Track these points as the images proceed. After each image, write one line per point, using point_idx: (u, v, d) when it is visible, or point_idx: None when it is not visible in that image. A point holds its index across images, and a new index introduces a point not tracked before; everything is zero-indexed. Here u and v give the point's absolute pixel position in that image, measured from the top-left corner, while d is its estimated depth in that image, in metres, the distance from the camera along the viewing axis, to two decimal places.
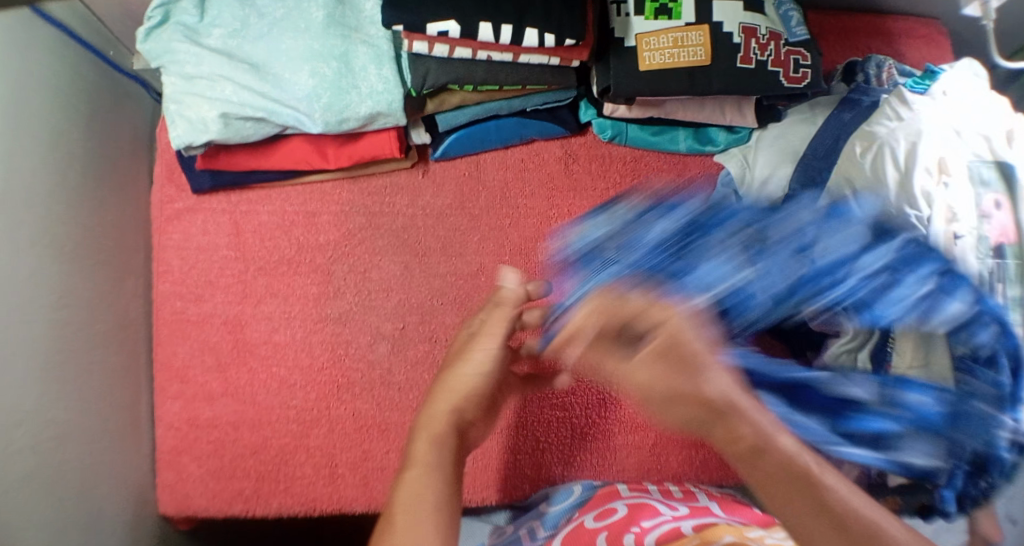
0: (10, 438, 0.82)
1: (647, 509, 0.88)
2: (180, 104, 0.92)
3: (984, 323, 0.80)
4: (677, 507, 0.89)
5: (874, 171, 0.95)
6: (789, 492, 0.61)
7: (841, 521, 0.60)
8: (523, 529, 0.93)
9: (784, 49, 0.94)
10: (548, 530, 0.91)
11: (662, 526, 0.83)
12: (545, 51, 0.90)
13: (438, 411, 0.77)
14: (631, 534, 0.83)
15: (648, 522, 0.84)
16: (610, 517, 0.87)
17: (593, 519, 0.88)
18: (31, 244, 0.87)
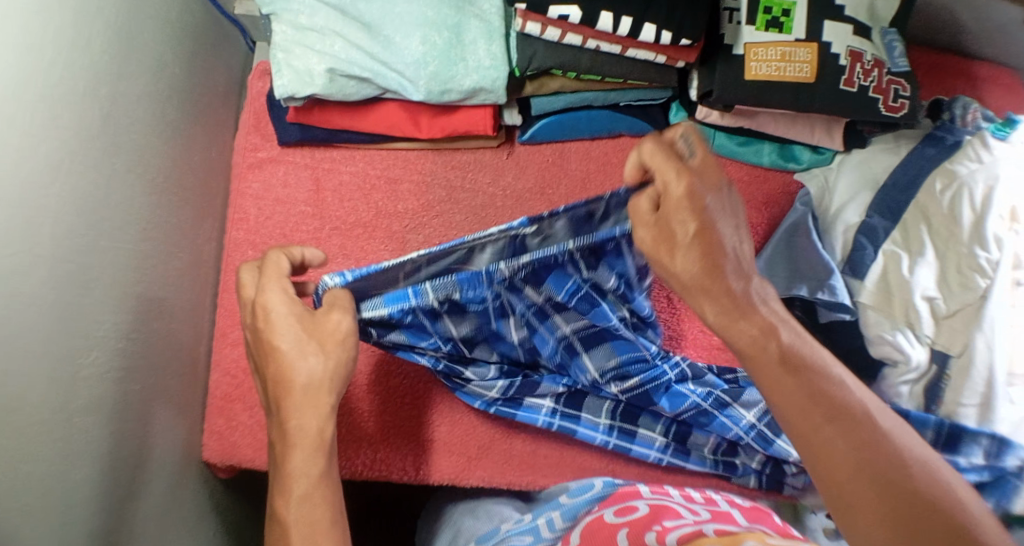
0: (82, 364, 0.81)
1: (668, 511, 0.86)
2: (288, 54, 0.91)
3: (975, 443, 0.93)
4: (700, 513, 0.87)
5: (951, 209, 0.98)
6: (849, 431, 0.74)
7: (896, 473, 0.72)
8: (542, 518, 0.92)
9: (886, 77, 0.95)
10: (566, 522, 0.91)
11: (683, 527, 0.81)
12: (654, 48, 0.92)
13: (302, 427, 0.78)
14: (652, 533, 0.81)
15: (670, 522, 0.83)
16: (631, 514, 0.87)
17: (614, 514, 0.87)
18: (126, 171, 0.87)
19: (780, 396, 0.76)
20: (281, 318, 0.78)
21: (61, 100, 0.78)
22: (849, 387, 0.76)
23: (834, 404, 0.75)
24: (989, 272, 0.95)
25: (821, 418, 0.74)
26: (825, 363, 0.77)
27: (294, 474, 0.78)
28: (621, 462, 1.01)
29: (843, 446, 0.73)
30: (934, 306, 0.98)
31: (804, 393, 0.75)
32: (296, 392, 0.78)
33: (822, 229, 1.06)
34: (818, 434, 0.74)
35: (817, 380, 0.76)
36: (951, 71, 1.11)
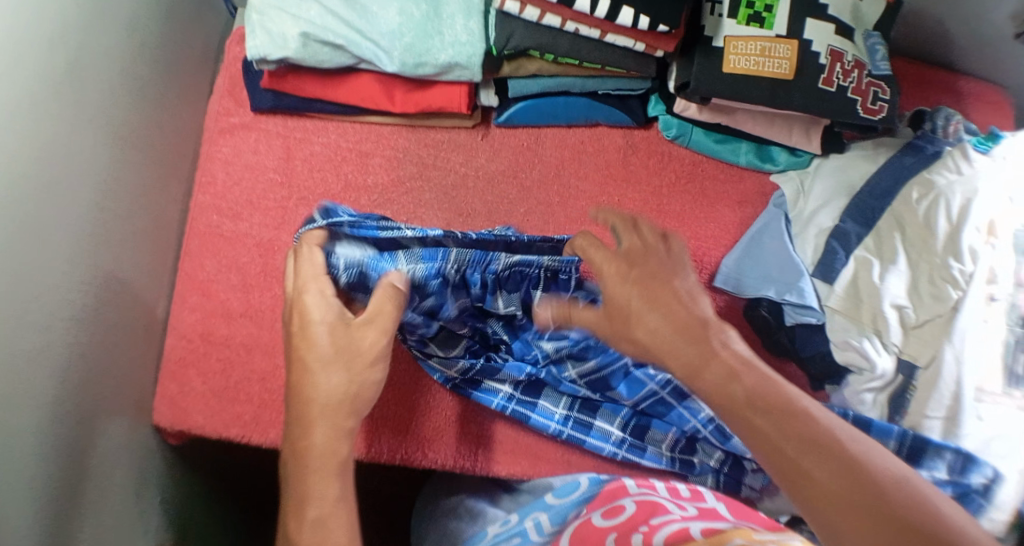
0: (27, 310, 0.80)
1: (656, 508, 0.85)
2: (262, 16, 0.91)
3: (939, 455, 0.91)
4: (685, 507, 0.86)
5: (927, 219, 0.96)
6: (808, 457, 0.69)
7: (870, 497, 0.67)
8: (530, 521, 0.92)
9: (866, 80, 0.94)
10: (555, 526, 0.90)
11: (669, 526, 0.79)
12: (633, 34, 0.91)
13: (318, 431, 0.79)
14: (638, 534, 0.80)
15: (657, 520, 0.82)
16: (618, 515, 0.85)
17: (601, 517, 0.86)
18: (89, 120, 0.86)
19: (754, 434, 0.72)
20: (308, 327, 0.83)
21: (24, 39, 0.77)
22: (822, 420, 0.72)
23: (808, 438, 0.70)
24: (962, 284, 0.94)
25: (795, 455, 0.70)
26: (794, 396, 0.73)
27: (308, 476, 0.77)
28: (576, 454, 0.99)
29: (824, 478, 0.68)
30: (902, 314, 0.96)
31: (777, 429, 0.71)
32: (332, 400, 0.80)
33: (795, 231, 1.04)
34: (795, 470, 0.69)
35: (788, 414, 0.72)
36: (935, 84, 1.10)
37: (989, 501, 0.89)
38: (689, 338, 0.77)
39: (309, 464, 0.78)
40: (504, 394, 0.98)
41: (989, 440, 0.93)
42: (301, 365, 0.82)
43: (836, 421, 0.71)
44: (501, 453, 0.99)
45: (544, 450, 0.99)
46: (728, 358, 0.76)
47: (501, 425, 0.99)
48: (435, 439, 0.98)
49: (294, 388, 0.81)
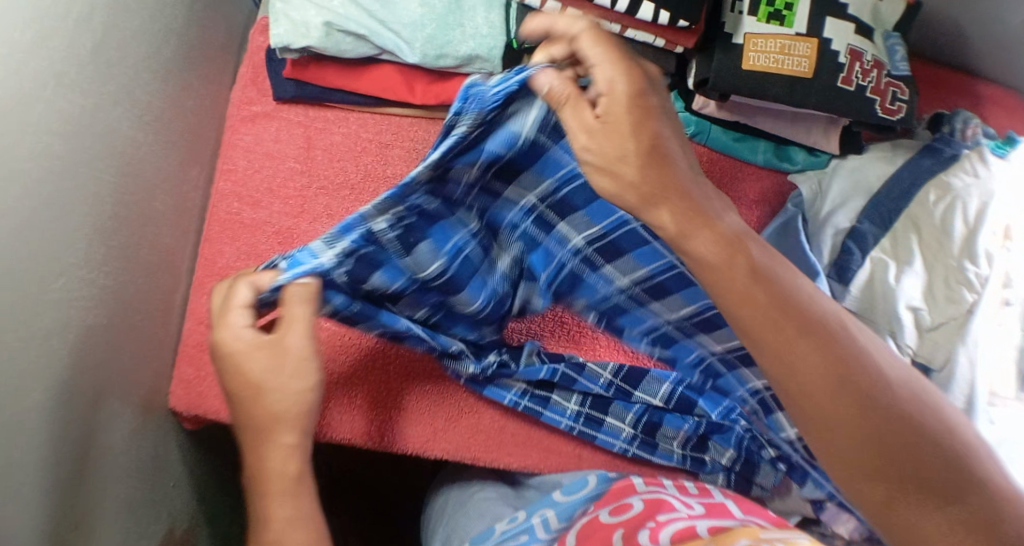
0: (47, 286, 0.81)
1: (663, 505, 0.86)
2: (287, 4, 0.92)
3: None
4: (693, 505, 0.86)
5: (943, 221, 0.97)
6: (815, 351, 0.72)
7: (875, 399, 0.71)
8: (537, 516, 0.92)
9: (884, 79, 0.95)
10: (563, 523, 0.90)
11: (677, 522, 0.80)
12: (652, 29, 0.92)
13: (269, 455, 0.76)
14: (645, 531, 0.81)
15: (663, 517, 0.82)
16: (626, 512, 0.86)
17: (608, 514, 0.87)
18: (114, 102, 0.87)
19: (745, 311, 0.72)
20: (244, 354, 0.75)
21: (52, 20, 0.79)
22: (803, 294, 0.74)
23: (817, 335, 0.72)
24: (977, 287, 0.94)
25: (789, 332, 0.72)
26: (775, 268, 0.74)
27: (279, 503, 0.76)
28: (587, 449, 0.99)
29: (812, 356, 0.71)
30: (917, 317, 0.96)
31: (770, 307, 0.72)
32: (285, 418, 0.77)
33: (810, 230, 1.04)
34: (803, 368, 0.71)
35: (776, 292, 0.73)
36: (954, 88, 1.09)
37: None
38: (689, 218, 0.72)
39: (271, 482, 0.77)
40: (515, 391, 0.98)
41: (1000, 444, 0.94)
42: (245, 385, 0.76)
43: (812, 297, 0.74)
44: (512, 447, 0.99)
45: (553, 445, 0.99)
46: (721, 224, 0.73)
47: (510, 420, 0.99)
48: (446, 431, 0.98)
49: (242, 406, 0.76)
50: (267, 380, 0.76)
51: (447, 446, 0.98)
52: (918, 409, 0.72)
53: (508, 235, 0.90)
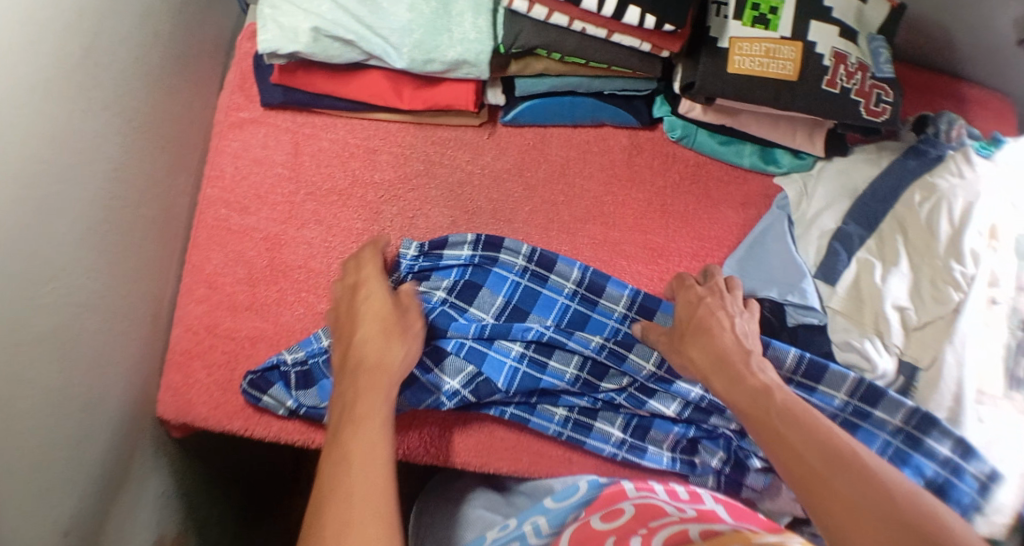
0: (35, 293, 0.80)
1: (654, 511, 0.85)
2: (275, 10, 0.92)
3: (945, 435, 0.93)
4: (685, 509, 0.87)
5: (929, 221, 0.98)
6: (833, 472, 0.78)
7: (896, 523, 0.74)
8: (529, 524, 0.93)
9: (869, 82, 0.96)
10: (555, 528, 0.91)
11: (669, 527, 0.81)
12: (638, 34, 0.93)
13: (354, 438, 0.81)
14: (637, 537, 0.81)
15: (656, 522, 0.83)
16: (618, 518, 0.85)
17: (600, 520, 0.86)
18: (102, 108, 0.87)
19: (774, 443, 0.82)
20: (376, 341, 0.89)
21: (40, 25, 0.79)
22: (826, 426, 0.82)
23: (832, 456, 0.79)
24: (964, 286, 0.95)
25: (812, 463, 0.79)
26: (796, 407, 0.84)
27: (356, 476, 0.78)
28: (577, 452, 0.99)
29: (838, 483, 0.77)
30: (904, 316, 0.97)
31: (800, 436, 0.81)
32: (383, 371, 0.87)
33: (797, 231, 1.04)
34: (822, 484, 0.77)
35: (790, 417, 0.83)
36: (937, 90, 1.11)
37: (989, 500, 0.91)
38: (723, 375, 0.88)
39: (357, 465, 0.79)
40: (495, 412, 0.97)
41: (984, 441, 0.95)
42: (368, 362, 0.87)
43: (836, 429, 0.82)
44: (502, 455, 0.99)
45: (543, 452, 0.99)
46: (752, 376, 0.87)
47: (500, 430, 0.99)
48: (435, 440, 0.98)
49: (354, 379, 0.86)
50: (384, 346, 0.89)
51: (438, 456, 0.98)
52: (931, 521, 0.75)
53: (433, 286, 1.00)
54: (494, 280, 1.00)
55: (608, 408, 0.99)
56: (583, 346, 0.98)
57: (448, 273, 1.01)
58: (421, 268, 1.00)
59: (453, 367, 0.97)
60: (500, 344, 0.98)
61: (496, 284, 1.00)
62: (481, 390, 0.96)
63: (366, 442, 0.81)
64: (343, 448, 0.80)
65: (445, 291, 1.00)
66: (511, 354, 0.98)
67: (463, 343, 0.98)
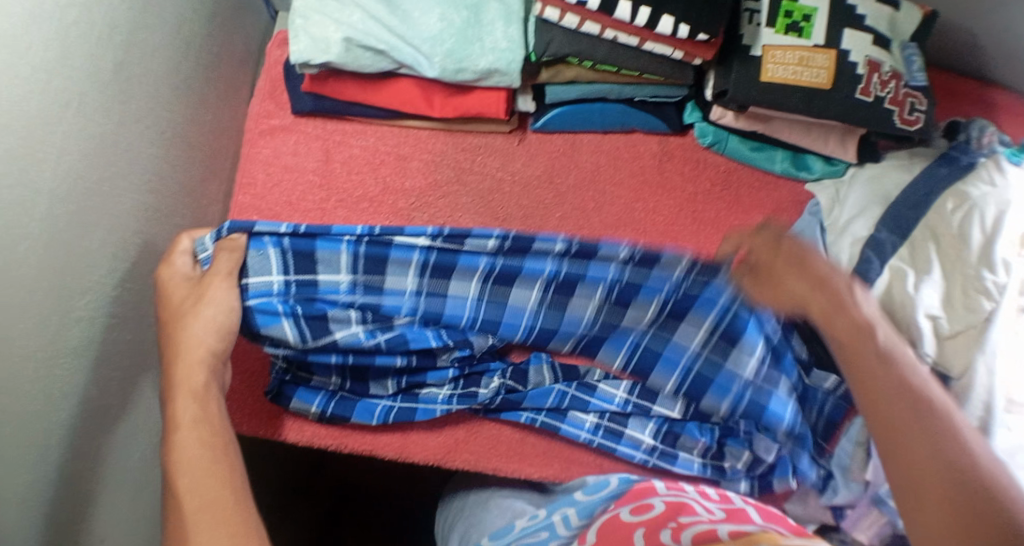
0: (73, 306, 0.81)
1: (684, 508, 0.85)
2: (306, 20, 0.92)
3: None
4: (715, 510, 0.86)
5: (961, 229, 0.97)
6: (910, 418, 0.78)
7: (963, 480, 0.74)
8: (557, 514, 0.93)
9: (903, 90, 0.95)
10: (583, 520, 0.91)
11: (698, 525, 0.80)
12: (670, 42, 0.92)
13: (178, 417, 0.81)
14: (667, 531, 0.80)
15: (685, 519, 0.82)
16: (647, 512, 0.85)
17: (628, 512, 0.86)
18: (136, 120, 0.88)
19: (862, 374, 0.82)
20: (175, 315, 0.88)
21: (79, 38, 0.79)
22: (921, 377, 0.80)
23: (916, 405, 0.78)
24: (995, 295, 0.95)
25: (894, 401, 0.79)
26: (891, 351, 0.82)
27: (185, 485, 0.76)
28: (609, 457, 0.99)
29: (910, 431, 0.77)
30: (936, 324, 0.96)
31: (890, 382, 0.80)
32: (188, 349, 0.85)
33: (829, 238, 1.04)
34: (898, 428, 0.78)
35: (887, 358, 0.81)
36: (970, 95, 1.09)
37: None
38: (827, 300, 0.86)
39: (181, 454, 0.78)
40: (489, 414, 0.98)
41: (1013, 453, 0.93)
42: (180, 335, 0.86)
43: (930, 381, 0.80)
44: (532, 458, 0.98)
45: (575, 458, 0.99)
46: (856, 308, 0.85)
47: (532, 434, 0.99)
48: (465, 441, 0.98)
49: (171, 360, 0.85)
50: (190, 308, 0.88)
51: (468, 459, 0.97)
52: (1004, 485, 0.74)
53: (263, 275, 0.93)
54: (397, 252, 0.96)
55: (641, 410, 1.00)
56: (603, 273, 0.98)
57: (336, 242, 0.95)
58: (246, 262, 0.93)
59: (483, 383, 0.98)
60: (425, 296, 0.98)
61: (399, 251, 0.96)
62: (482, 364, 0.99)
63: (199, 439, 0.79)
64: (172, 451, 0.78)
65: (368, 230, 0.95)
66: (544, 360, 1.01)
67: (421, 292, 0.98)
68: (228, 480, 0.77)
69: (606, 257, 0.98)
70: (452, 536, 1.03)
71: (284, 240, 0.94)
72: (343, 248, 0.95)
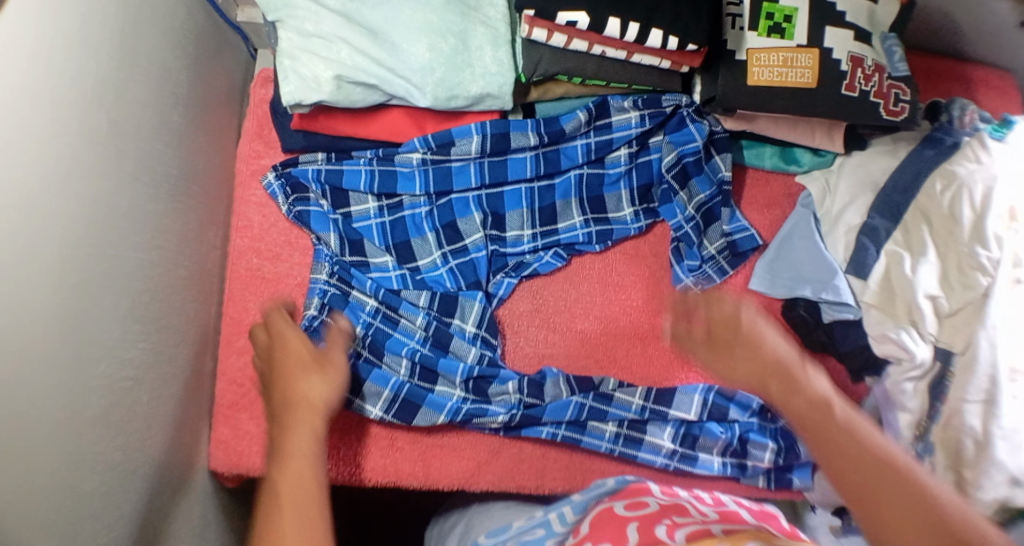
0: (90, 375, 0.79)
1: (679, 508, 0.84)
2: (294, 60, 0.91)
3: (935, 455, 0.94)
4: (709, 510, 0.84)
5: (951, 209, 0.96)
6: (857, 463, 0.73)
7: (927, 518, 0.69)
8: (552, 512, 0.91)
9: (886, 82, 0.97)
10: (577, 514, 0.89)
11: (691, 526, 0.79)
12: (658, 54, 0.94)
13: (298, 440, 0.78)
14: (662, 530, 0.79)
15: (679, 519, 0.81)
16: (642, 508, 0.84)
17: (623, 507, 0.85)
18: (132, 178, 0.86)
19: (800, 418, 0.77)
20: (293, 372, 0.83)
21: (71, 102, 0.78)
22: (873, 444, 0.74)
23: (854, 454, 0.73)
24: (990, 270, 0.93)
25: (839, 435, 0.75)
26: (827, 395, 0.78)
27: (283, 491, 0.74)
28: (631, 464, 1.00)
29: (864, 474, 0.72)
30: (936, 304, 0.96)
31: (854, 448, 0.74)
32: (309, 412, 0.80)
33: (824, 229, 1.05)
34: (843, 457, 0.74)
35: (842, 434, 0.75)
36: (944, 74, 1.12)
37: (990, 463, 0.90)
38: (742, 343, 0.82)
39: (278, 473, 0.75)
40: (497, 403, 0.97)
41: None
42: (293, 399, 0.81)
43: (878, 438, 0.75)
44: (556, 469, 0.99)
45: (598, 465, 0.99)
46: (805, 376, 0.79)
47: (555, 446, 0.99)
48: (488, 462, 0.97)
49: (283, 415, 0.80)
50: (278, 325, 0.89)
51: (493, 479, 0.97)
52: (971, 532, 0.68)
53: (314, 200, 1.01)
54: (408, 222, 1.03)
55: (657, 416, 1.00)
56: (571, 234, 1.05)
57: (360, 179, 1.02)
58: (295, 181, 1.01)
59: (496, 390, 0.97)
60: (430, 279, 1.02)
61: (409, 228, 1.03)
62: (493, 369, 0.98)
63: (302, 488, 0.74)
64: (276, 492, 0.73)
65: (421, 154, 1.02)
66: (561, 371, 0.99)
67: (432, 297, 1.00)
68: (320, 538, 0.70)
69: (562, 204, 1.06)
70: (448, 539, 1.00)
71: (323, 170, 1.02)
72: (370, 170, 1.02)
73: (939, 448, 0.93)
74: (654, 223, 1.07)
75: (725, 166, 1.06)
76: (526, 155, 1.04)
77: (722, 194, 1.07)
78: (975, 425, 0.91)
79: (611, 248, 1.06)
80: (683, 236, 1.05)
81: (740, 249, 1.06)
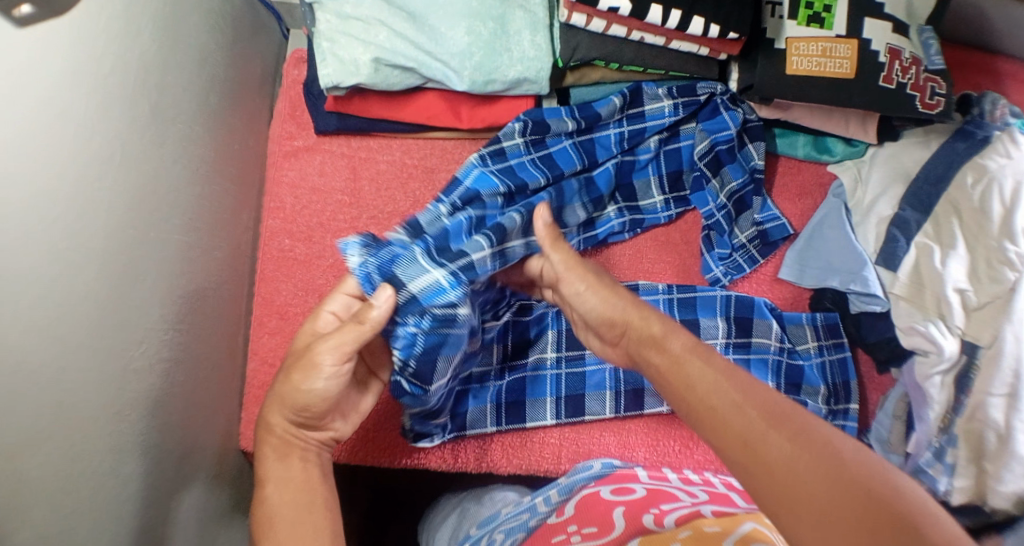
0: (132, 356, 0.79)
1: (667, 496, 0.88)
2: (333, 43, 0.92)
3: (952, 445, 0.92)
4: (697, 494, 0.89)
5: (981, 202, 0.94)
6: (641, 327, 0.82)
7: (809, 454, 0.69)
8: (538, 496, 0.94)
9: (923, 75, 0.97)
10: (562, 497, 0.92)
11: (679, 510, 0.84)
12: (697, 41, 0.95)
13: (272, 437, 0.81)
14: (649, 516, 0.84)
15: (666, 505, 0.86)
16: (628, 494, 0.88)
17: (609, 492, 0.89)
18: (173, 159, 0.87)
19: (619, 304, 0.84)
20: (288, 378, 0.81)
21: (116, 87, 0.78)
22: (828, 448, 0.69)
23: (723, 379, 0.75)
24: (1018, 265, 0.89)
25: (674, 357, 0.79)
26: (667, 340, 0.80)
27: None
28: (654, 448, 0.99)
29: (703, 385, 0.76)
30: (964, 298, 0.93)
31: (810, 471, 0.68)
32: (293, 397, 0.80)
33: (855, 219, 1.05)
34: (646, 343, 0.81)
35: (814, 454, 0.69)
36: (972, 68, 1.12)
37: (1010, 457, 0.87)
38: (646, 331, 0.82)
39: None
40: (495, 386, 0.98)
41: None
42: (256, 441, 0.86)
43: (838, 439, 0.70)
44: (581, 450, 0.98)
45: (624, 447, 0.98)
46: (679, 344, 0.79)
47: (586, 427, 0.99)
48: (518, 441, 0.97)
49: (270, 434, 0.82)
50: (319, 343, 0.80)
51: (524, 459, 0.97)
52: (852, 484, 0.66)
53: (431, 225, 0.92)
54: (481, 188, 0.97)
55: (740, 349, 1.02)
56: (608, 224, 1.05)
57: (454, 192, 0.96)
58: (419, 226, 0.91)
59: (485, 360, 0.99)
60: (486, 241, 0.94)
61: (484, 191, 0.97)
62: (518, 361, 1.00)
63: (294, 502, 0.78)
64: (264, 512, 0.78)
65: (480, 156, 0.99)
66: (606, 386, 0.99)
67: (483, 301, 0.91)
68: (319, 491, 0.80)
69: None
70: (438, 532, 1.03)
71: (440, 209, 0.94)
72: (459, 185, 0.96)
73: (961, 440, 0.91)
74: (686, 211, 1.08)
75: (758, 154, 1.07)
76: (566, 144, 1.04)
77: (753, 182, 1.07)
78: (998, 418, 0.88)
79: (641, 235, 1.07)
80: (714, 224, 1.06)
81: (770, 238, 1.07)
